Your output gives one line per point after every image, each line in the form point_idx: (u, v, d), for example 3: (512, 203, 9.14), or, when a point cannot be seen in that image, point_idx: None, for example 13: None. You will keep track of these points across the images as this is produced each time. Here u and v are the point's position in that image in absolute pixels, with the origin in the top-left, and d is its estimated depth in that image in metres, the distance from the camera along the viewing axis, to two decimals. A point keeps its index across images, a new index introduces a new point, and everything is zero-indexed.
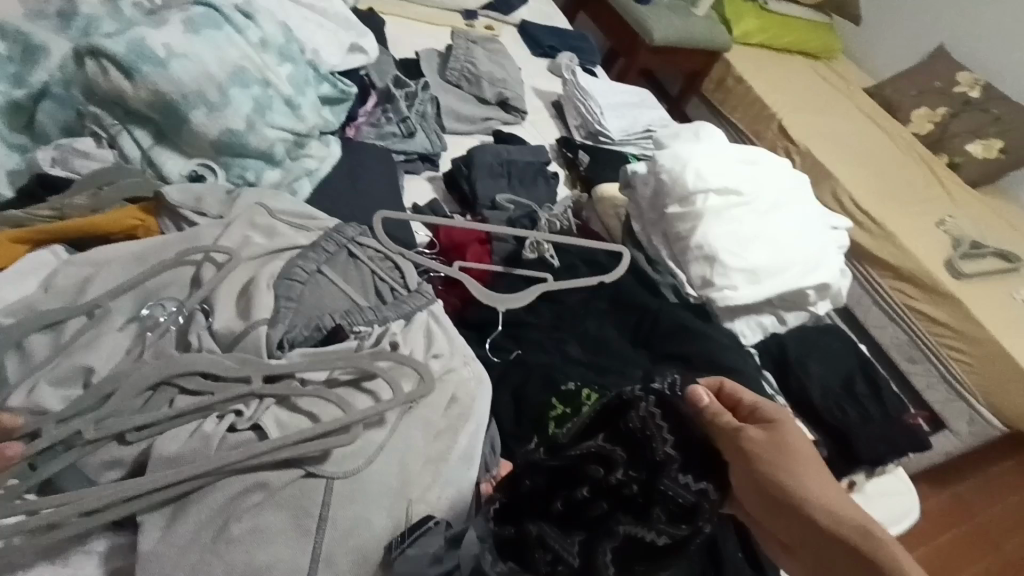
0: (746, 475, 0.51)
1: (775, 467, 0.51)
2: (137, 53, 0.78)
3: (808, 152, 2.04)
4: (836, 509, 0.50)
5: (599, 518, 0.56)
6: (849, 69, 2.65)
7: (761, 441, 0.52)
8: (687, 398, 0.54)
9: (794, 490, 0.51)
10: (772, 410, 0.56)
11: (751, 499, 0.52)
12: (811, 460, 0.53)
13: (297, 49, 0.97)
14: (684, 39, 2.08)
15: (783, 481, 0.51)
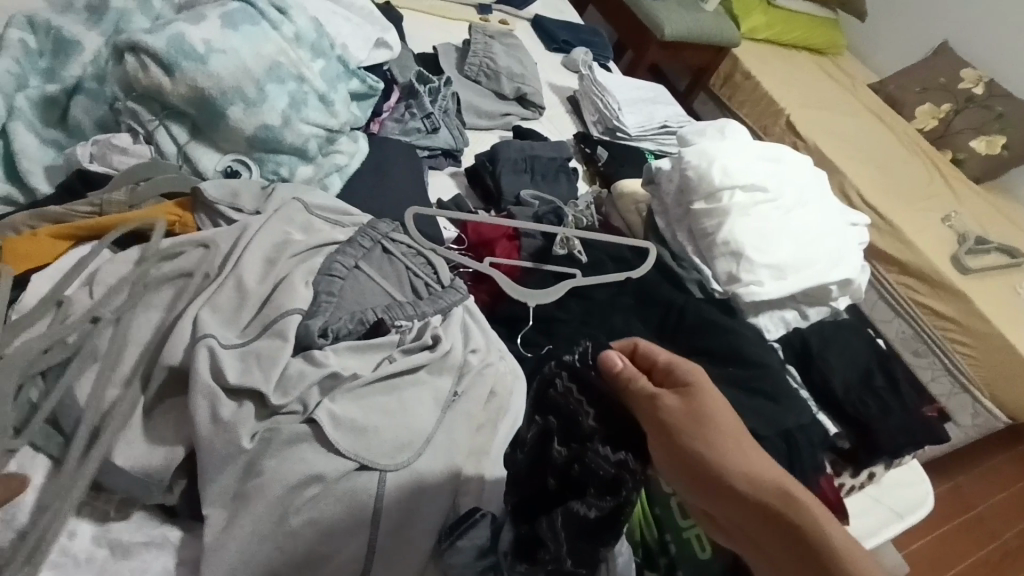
0: (665, 444, 0.57)
1: (690, 433, 0.57)
2: (177, 48, 0.78)
3: (816, 148, 2.06)
4: (746, 467, 0.57)
5: (558, 500, 0.62)
6: (853, 65, 2.68)
7: (676, 411, 0.58)
8: (606, 367, 0.60)
9: (709, 453, 0.57)
10: (687, 371, 0.62)
11: (675, 469, 0.58)
12: (725, 424, 0.59)
13: (328, 44, 0.97)
14: (694, 34, 2.08)
15: (700, 447, 0.57)
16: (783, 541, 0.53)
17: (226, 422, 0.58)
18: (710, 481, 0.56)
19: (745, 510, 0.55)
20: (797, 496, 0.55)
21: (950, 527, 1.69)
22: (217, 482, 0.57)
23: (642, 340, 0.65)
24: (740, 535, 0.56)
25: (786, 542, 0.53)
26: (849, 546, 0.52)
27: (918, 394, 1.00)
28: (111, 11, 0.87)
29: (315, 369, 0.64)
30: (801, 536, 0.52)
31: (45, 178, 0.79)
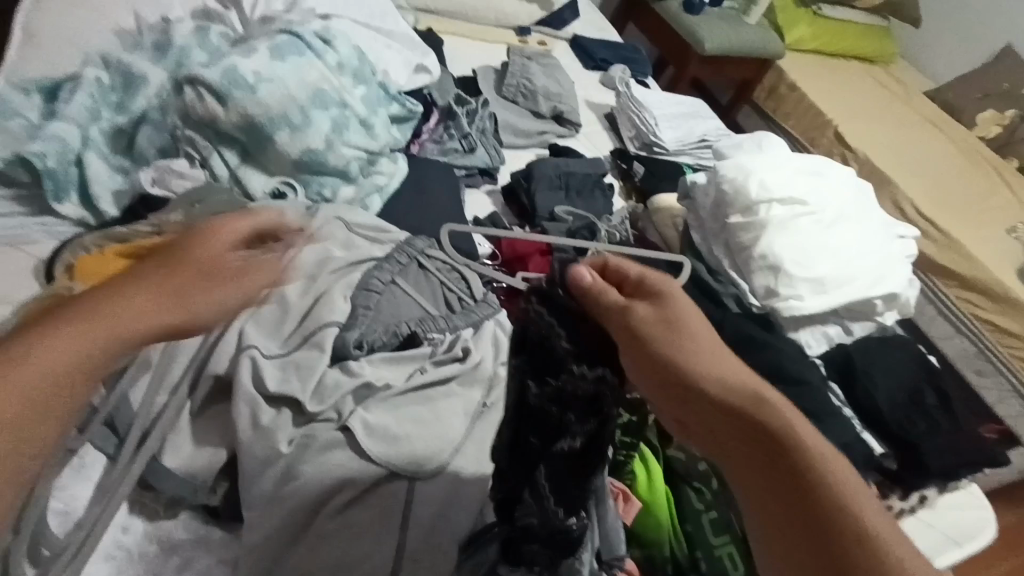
0: (634, 353, 0.57)
1: (658, 340, 0.56)
2: (230, 80, 0.85)
3: (866, 159, 1.99)
4: (721, 376, 0.54)
5: (541, 453, 0.63)
6: (907, 73, 2.59)
7: (643, 319, 0.58)
8: (574, 282, 0.61)
9: (681, 360, 0.55)
10: (659, 280, 0.61)
11: (648, 381, 0.57)
12: (698, 334, 0.58)
13: (370, 71, 1.02)
14: (736, 47, 2.06)
15: (670, 356, 0.56)
16: (747, 439, 0.50)
17: (265, 428, 0.62)
18: (682, 390, 0.54)
19: (718, 416, 0.52)
20: (767, 396, 0.52)
21: (1020, 561, 1.57)
22: (255, 485, 0.60)
23: (612, 255, 0.64)
24: (704, 439, 0.53)
25: (746, 440, 0.50)
26: (819, 444, 0.49)
27: (971, 413, 0.96)
28: (175, 50, 0.95)
29: (349, 379, 0.67)
30: (766, 435, 0.49)
31: (113, 201, 0.86)
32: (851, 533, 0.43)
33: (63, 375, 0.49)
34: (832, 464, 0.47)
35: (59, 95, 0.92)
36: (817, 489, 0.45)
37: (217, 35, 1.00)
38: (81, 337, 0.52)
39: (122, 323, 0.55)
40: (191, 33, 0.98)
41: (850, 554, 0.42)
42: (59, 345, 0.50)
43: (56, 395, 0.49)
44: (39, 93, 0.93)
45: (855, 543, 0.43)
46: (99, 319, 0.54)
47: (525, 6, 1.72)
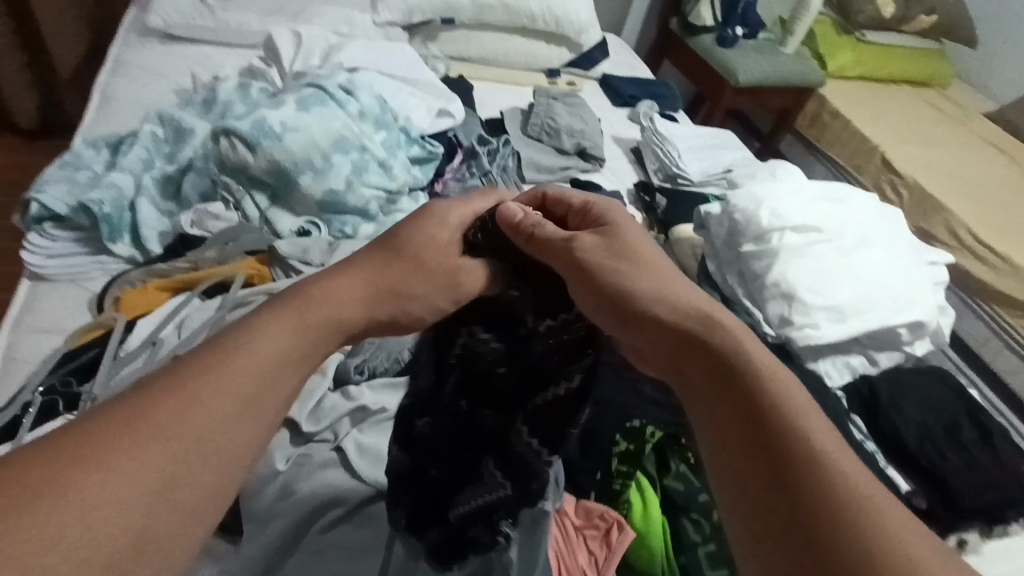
0: (587, 281, 0.59)
1: (608, 265, 0.59)
2: (259, 130, 0.93)
3: (916, 184, 1.91)
4: (663, 296, 0.55)
5: (507, 420, 0.66)
6: (966, 96, 2.48)
7: (597, 250, 0.60)
8: (507, 218, 0.65)
9: (624, 283, 0.57)
10: (614, 218, 0.64)
11: (597, 309, 0.58)
12: (640, 256, 0.60)
13: (391, 118, 1.10)
14: (772, 78, 2.05)
15: (613, 278, 0.58)
16: (694, 350, 0.51)
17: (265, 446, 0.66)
18: (626, 311, 0.56)
19: (663, 334, 0.53)
20: (714, 313, 0.53)
21: None
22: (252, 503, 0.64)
23: (573, 199, 0.68)
24: (649, 349, 0.54)
25: (684, 344, 0.51)
26: (763, 355, 0.50)
27: (1022, 454, 0.88)
28: (220, 105, 1.07)
29: (346, 402, 0.71)
30: (711, 346, 0.50)
31: (159, 241, 0.96)
32: (788, 429, 0.43)
33: (271, 369, 0.45)
34: (775, 370, 0.48)
35: (121, 149, 1.04)
36: (761, 391, 0.46)
37: (258, 90, 1.11)
38: (279, 332, 0.47)
39: (314, 318, 0.50)
40: (236, 91, 1.10)
41: (783, 446, 0.43)
42: (262, 341, 0.46)
43: (268, 395, 0.44)
44: (106, 147, 1.06)
45: (792, 438, 0.43)
46: (297, 316, 0.49)
47: (555, 49, 1.74)
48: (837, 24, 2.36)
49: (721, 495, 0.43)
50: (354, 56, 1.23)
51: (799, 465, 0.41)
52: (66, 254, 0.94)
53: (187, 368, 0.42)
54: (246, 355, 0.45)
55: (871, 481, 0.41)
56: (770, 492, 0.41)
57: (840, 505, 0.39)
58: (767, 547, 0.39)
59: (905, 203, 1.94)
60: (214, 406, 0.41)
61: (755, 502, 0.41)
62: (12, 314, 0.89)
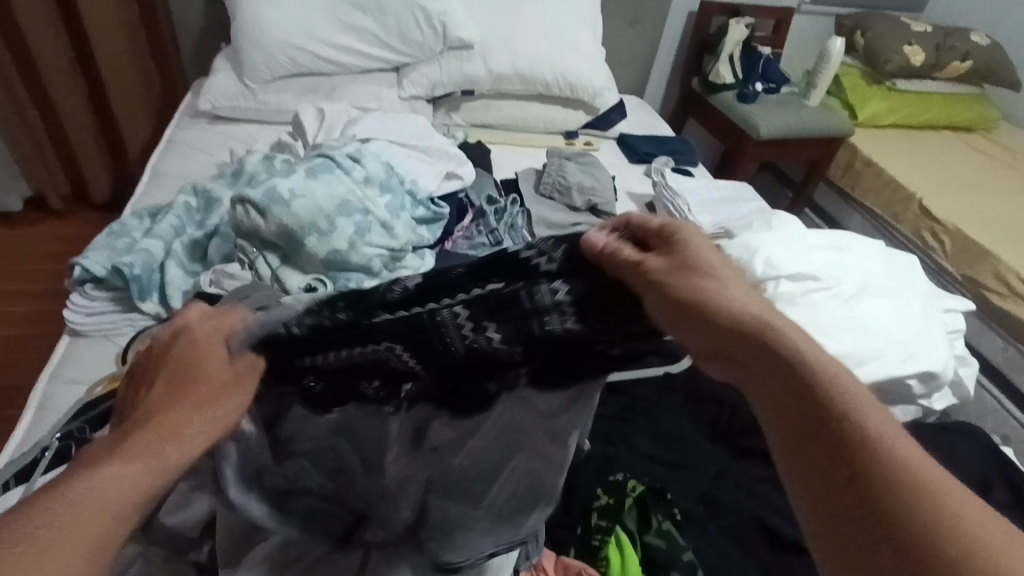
0: (655, 297, 0.54)
1: (679, 279, 0.55)
2: (270, 197, 1.02)
3: (959, 231, 1.82)
4: (738, 309, 0.53)
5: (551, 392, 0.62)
6: (1015, 139, 2.38)
7: (672, 263, 0.56)
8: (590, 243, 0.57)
9: (698, 297, 0.54)
10: (675, 227, 0.59)
11: (668, 325, 0.55)
12: (714, 266, 0.57)
13: (397, 181, 1.19)
14: (797, 129, 2.03)
15: (685, 291, 0.54)
16: (769, 367, 0.49)
17: None
18: (700, 324, 0.53)
19: (738, 346, 0.51)
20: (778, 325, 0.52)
21: None
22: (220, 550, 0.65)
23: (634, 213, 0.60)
24: (717, 360, 0.53)
25: (759, 360, 0.50)
26: (829, 365, 0.49)
27: None
28: (245, 176, 1.17)
29: None
30: (782, 361, 0.49)
31: (181, 299, 1.04)
32: (869, 447, 0.43)
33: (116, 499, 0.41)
34: (845, 381, 0.47)
35: (158, 218, 1.16)
36: (829, 406, 0.45)
37: (279, 161, 1.21)
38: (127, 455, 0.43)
39: (166, 428, 0.46)
40: (260, 163, 1.20)
41: (865, 463, 0.42)
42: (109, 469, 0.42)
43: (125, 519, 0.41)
44: (147, 216, 1.19)
45: (873, 455, 0.42)
46: (149, 428, 0.45)
47: (571, 112, 1.80)
48: (865, 74, 2.32)
49: (808, 515, 0.43)
50: (369, 128, 1.34)
51: (886, 483, 0.41)
52: (102, 312, 1.04)
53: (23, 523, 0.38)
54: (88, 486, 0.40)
55: (969, 505, 0.40)
56: (862, 512, 0.41)
57: (929, 520, 0.39)
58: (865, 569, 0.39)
59: (948, 251, 1.86)
60: (60, 562, 0.37)
61: (848, 522, 0.41)
62: (51, 367, 0.98)
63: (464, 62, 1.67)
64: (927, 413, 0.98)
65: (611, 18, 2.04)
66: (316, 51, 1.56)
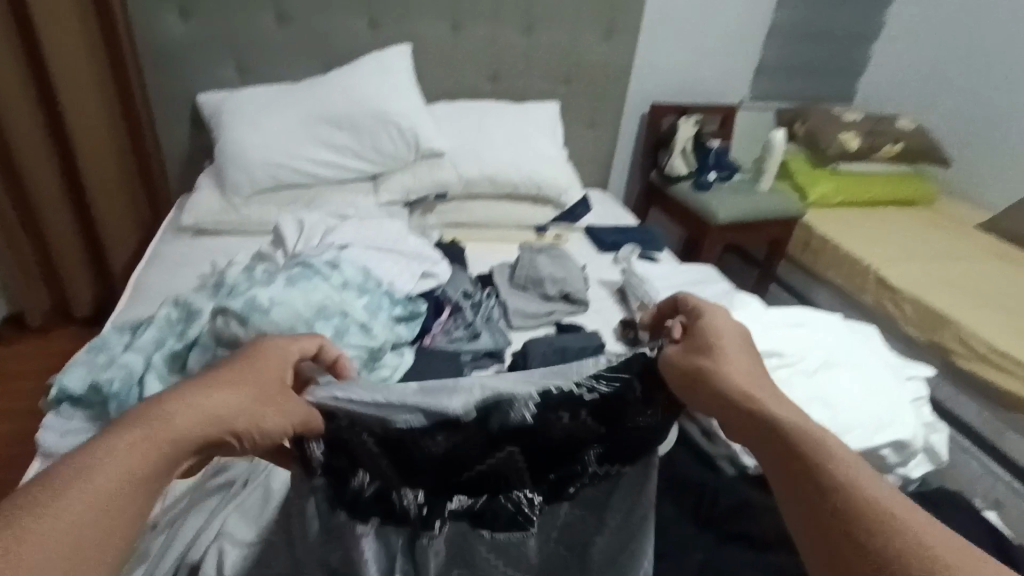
0: (672, 367, 0.71)
1: (690, 356, 0.70)
2: (250, 307, 1.04)
3: (916, 298, 1.91)
4: (732, 371, 0.66)
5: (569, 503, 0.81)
6: (957, 210, 2.54)
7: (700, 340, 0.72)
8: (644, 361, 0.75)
9: (707, 363, 0.68)
10: (704, 313, 0.77)
11: (682, 388, 0.70)
12: (724, 339, 0.72)
13: (374, 284, 1.24)
14: (751, 213, 2.16)
15: (695, 362, 0.69)
16: (756, 424, 0.59)
17: None
18: (699, 384, 0.67)
19: (731, 398, 0.63)
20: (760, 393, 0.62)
21: None
22: None
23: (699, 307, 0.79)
24: (713, 410, 0.65)
25: (740, 407, 0.62)
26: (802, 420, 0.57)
27: None
28: (225, 286, 1.21)
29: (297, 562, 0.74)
30: (760, 409, 0.60)
31: None
32: (840, 486, 0.50)
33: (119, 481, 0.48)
34: (821, 435, 0.55)
35: (138, 332, 1.18)
36: (805, 453, 0.53)
37: (260, 270, 1.25)
38: (133, 447, 0.51)
39: (172, 431, 0.53)
40: (241, 273, 1.24)
41: (840, 501, 0.49)
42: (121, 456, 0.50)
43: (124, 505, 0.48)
44: (127, 331, 1.20)
45: (846, 492, 0.49)
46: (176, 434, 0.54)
47: (540, 207, 1.90)
48: (810, 159, 2.51)
49: (805, 551, 0.50)
50: (345, 235, 1.40)
51: (860, 518, 0.47)
52: (77, 432, 1.03)
53: (41, 494, 0.45)
54: (95, 471, 0.48)
55: (925, 522, 0.47)
56: (843, 544, 0.47)
57: (900, 549, 0.45)
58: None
59: (911, 318, 1.93)
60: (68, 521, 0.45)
61: (835, 554, 0.47)
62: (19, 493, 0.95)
63: (436, 168, 1.78)
64: (908, 483, 1.00)
65: (571, 122, 2.21)
66: (296, 166, 1.66)
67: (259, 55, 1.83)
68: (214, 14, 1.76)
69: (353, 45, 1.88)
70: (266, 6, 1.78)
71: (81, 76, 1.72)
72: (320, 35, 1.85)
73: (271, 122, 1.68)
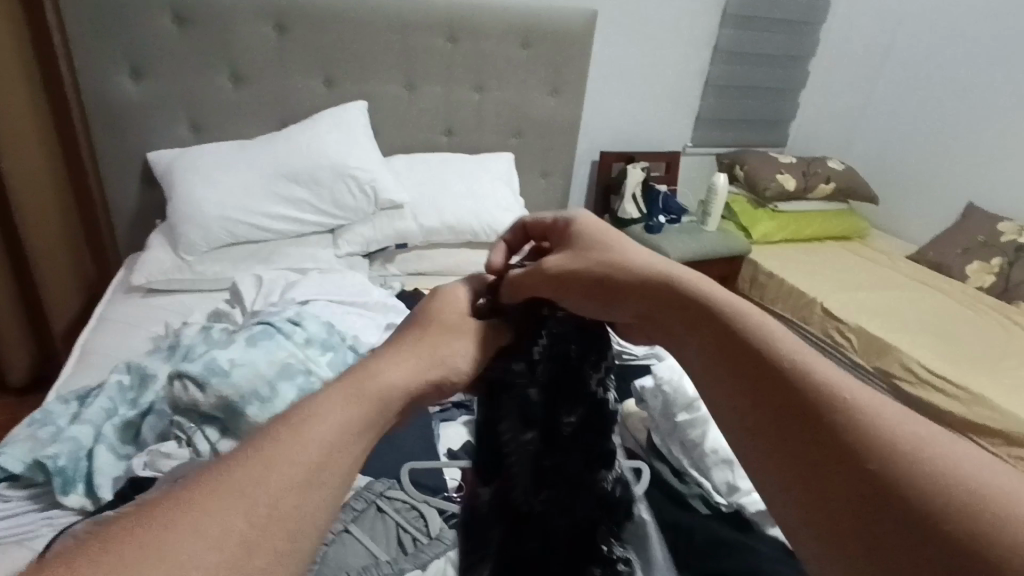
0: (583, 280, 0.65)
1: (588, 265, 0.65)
2: (210, 369, 1.01)
3: (860, 327, 2.02)
4: (631, 266, 0.62)
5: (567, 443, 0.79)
6: (886, 243, 2.72)
7: (550, 266, 0.68)
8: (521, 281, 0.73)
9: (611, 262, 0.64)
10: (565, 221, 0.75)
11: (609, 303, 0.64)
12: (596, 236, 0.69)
13: (338, 339, 1.20)
14: (701, 252, 2.25)
15: (600, 267, 0.64)
16: (682, 318, 0.55)
17: None
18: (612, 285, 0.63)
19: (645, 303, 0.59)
20: (678, 272, 0.59)
21: None
22: None
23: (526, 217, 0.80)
24: (633, 302, 0.60)
25: (661, 301, 0.57)
26: (746, 307, 0.52)
27: None
28: (181, 348, 1.17)
29: None
30: (692, 309, 0.54)
31: (111, 486, 0.98)
32: (789, 372, 0.44)
33: (308, 474, 0.40)
34: (764, 325, 0.50)
35: (86, 401, 1.12)
36: (747, 343, 0.48)
37: (218, 330, 1.22)
38: (309, 435, 0.42)
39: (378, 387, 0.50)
40: (199, 333, 1.21)
41: (794, 393, 0.43)
42: (310, 445, 0.41)
43: (330, 468, 0.41)
44: (73, 400, 1.14)
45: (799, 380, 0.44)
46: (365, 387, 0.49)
47: None
48: (750, 200, 2.65)
49: (758, 469, 0.43)
50: (306, 290, 1.39)
51: (830, 411, 0.41)
52: (21, 513, 0.97)
53: (250, 455, 0.40)
54: (276, 461, 0.39)
55: (913, 424, 0.40)
56: (766, 405, 0.44)
57: (846, 424, 0.40)
58: (800, 480, 0.40)
59: (857, 347, 2.03)
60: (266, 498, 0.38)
61: (775, 442, 0.42)
62: None
63: (396, 220, 1.79)
64: None
65: (525, 171, 2.28)
66: (255, 223, 1.65)
67: (213, 116, 1.83)
68: (168, 77, 1.75)
69: (310, 104, 1.91)
70: (221, 68, 1.79)
71: (27, 139, 1.67)
72: (277, 96, 1.87)
73: (227, 180, 1.66)
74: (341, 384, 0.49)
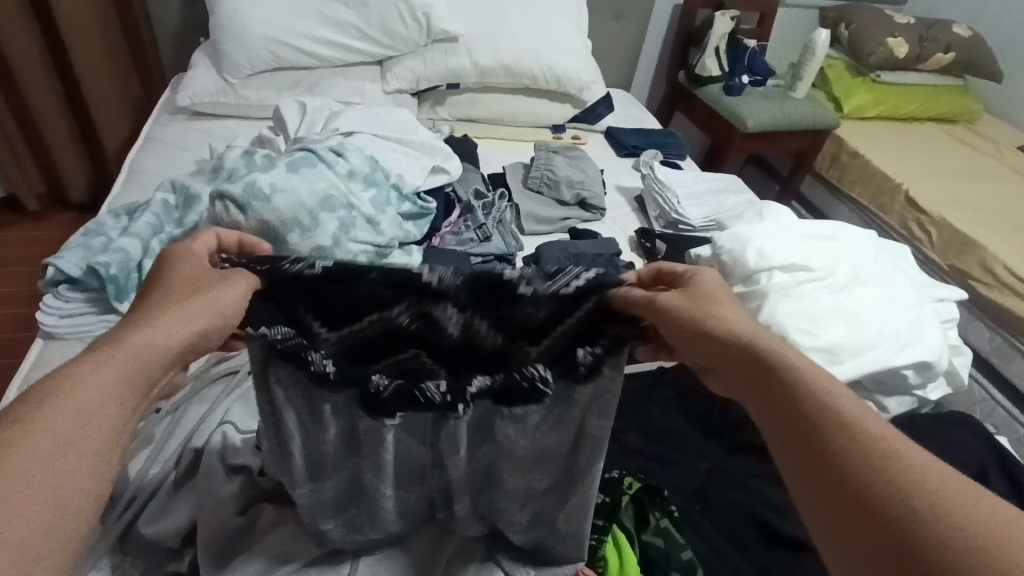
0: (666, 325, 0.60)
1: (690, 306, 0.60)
2: (250, 193, 0.98)
3: (944, 221, 1.83)
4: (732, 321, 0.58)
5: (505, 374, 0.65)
6: (998, 130, 2.39)
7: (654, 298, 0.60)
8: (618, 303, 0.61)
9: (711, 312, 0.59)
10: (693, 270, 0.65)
11: (691, 351, 0.60)
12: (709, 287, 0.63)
13: (381, 176, 1.16)
14: (781, 121, 2.02)
15: (708, 311, 0.59)
16: (764, 386, 0.54)
17: (223, 497, 0.73)
18: (698, 335, 0.58)
19: (726, 355, 0.57)
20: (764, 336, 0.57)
21: None
22: (225, 556, 0.71)
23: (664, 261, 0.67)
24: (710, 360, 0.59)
25: (740, 361, 0.56)
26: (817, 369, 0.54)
27: None
28: (225, 171, 1.13)
29: None
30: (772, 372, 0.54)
31: None
32: (868, 471, 0.45)
33: (78, 500, 0.43)
34: (835, 399, 0.51)
35: (135, 216, 1.12)
36: (809, 402, 0.51)
37: (261, 156, 1.16)
38: (76, 452, 0.44)
39: (146, 347, 0.51)
40: (242, 157, 1.16)
41: (863, 479, 0.45)
42: (64, 468, 0.43)
43: (103, 444, 0.45)
44: (124, 215, 1.15)
45: (877, 479, 0.45)
46: (123, 350, 0.50)
47: (559, 105, 1.78)
48: (850, 66, 2.33)
49: (827, 540, 0.46)
50: (351, 121, 1.31)
51: (911, 508, 0.43)
52: (76, 314, 1.01)
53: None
54: (41, 489, 0.41)
55: (996, 519, 0.41)
56: (836, 490, 0.46)
57: (916, 501, 0.43)
58: (846, 531, 0.45)
59: (935, 241, 1.86)
60: (47, 484, 0.42)
61: (833, 508, 0.46)
62: (24, 370, 0.96)
63: (449, 54, 1.64)
64: (923, 403, 1.07)
65: (596, 11, 2.02)
66: (299, 47, 1.53)
67: None
68: None
69: None
70: None
71: None
72: None
73: None
74: (104, 349, 0.50)
